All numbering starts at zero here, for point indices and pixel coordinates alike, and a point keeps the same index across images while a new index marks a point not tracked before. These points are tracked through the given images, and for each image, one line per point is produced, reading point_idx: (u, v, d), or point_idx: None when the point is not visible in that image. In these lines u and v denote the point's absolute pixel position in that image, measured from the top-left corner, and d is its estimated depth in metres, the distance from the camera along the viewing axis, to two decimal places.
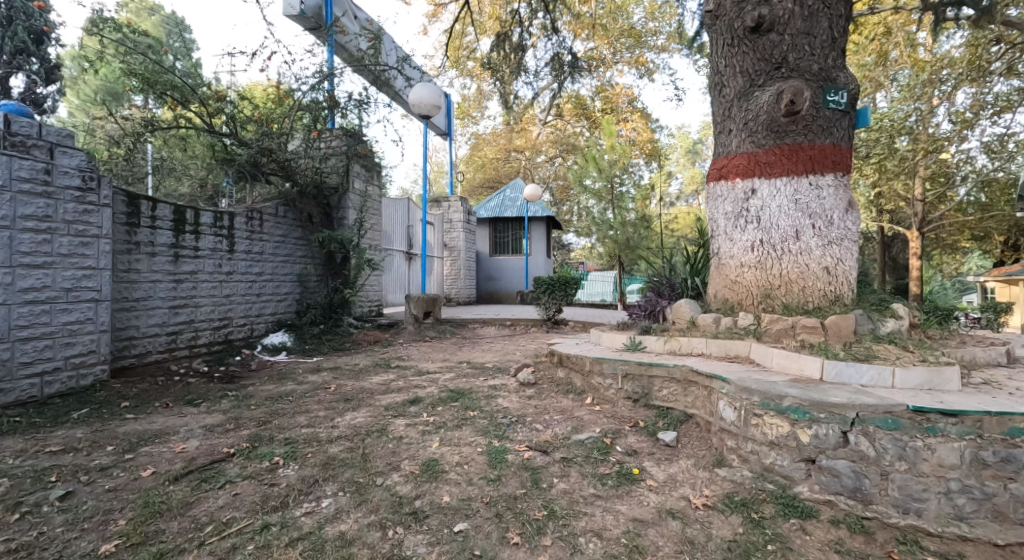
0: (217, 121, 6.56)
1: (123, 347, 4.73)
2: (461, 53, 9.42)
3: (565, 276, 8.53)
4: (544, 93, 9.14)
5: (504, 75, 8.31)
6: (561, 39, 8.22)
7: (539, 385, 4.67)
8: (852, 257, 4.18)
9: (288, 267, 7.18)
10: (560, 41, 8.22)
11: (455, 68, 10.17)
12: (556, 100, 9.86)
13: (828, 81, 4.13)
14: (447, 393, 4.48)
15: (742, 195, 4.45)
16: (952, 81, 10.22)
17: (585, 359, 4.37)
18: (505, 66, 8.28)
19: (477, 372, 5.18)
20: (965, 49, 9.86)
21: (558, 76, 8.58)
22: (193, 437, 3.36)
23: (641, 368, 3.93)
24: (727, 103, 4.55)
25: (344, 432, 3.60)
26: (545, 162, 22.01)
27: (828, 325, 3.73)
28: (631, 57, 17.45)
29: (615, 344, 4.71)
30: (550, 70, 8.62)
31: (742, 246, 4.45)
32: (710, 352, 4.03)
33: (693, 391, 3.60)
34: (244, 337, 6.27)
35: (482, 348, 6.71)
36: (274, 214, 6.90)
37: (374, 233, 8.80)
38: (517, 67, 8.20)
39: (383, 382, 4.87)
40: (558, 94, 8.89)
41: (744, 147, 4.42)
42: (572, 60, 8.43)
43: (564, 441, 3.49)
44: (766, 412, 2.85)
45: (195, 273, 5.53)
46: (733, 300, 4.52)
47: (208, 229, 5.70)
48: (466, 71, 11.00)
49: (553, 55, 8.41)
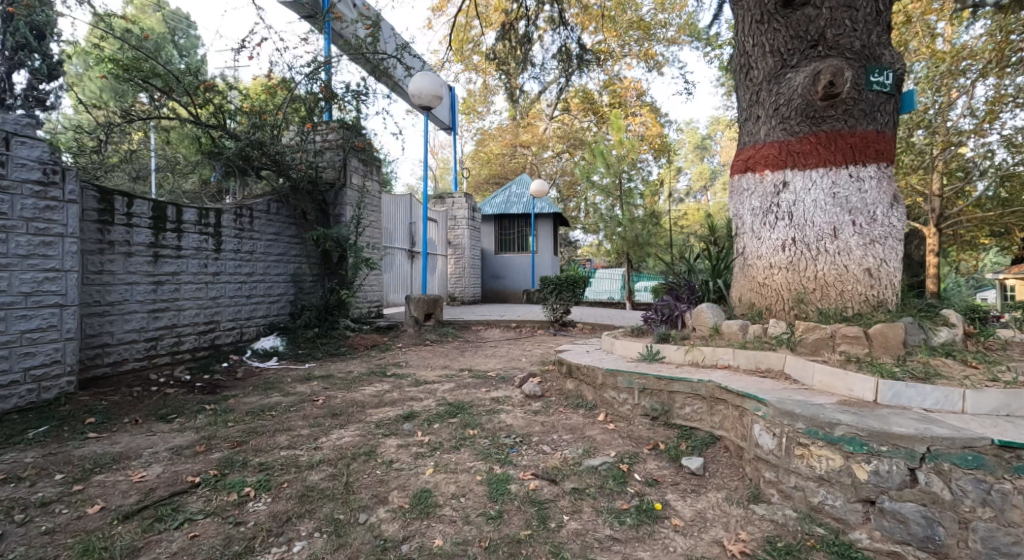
0: (206, 114, 6.17)
1: (96, 355, 4.36)
2: (464, 45, 9.02)
3: (573, 276, 8.14)
4: (551, 86, 8.73)
5: (507, 67, 7.91)
6: (569, 31, 7.78)
7: (546, 398, 4.26)
8: (896, 257, 3.74)
9: (281, 267, 6.81)
10: (567, 33, 7.79)
11: (460, 61, 9.79)
12: (564, 94, 9.45)
13: (871, 60, 3.69)
14: (445, 407, 4.09)
15: (771, 189, 4.02)
16: (975, 73, 9.76)
17: (597, 372, 3.96)
18: (511, 60, 7.88)
19: (479, 382, 4.79)
20: (988, 38, 9.40)
21: (565, 69, 8.18)
22: (156, 462, 2.99)
23: (660, 382, 3.52)
24: (754, 87, 4.12)
25: (327, 455, 3.22)
26: (551, 158, 21.56)
27: (872, 335, 3.30)
28: (640, 50, 17.05)
29: (630, 354, 4.28)
30: (557, 63, 8.19)
31: (771, 245, 4.03)
32: (737, 364, 3.61)
33: (720, 410, 3.19)
34: (233, 341, 5.92)
35: (485, 353, 6.31)
36: (266, 211, 6.53)
37: (372, 231, 8.39)
38: (524, 60, 7.81)
39: (376, 393, 4.48)
40: (565, 88, 8.47)
41: (774, 135, 3.99)
42: (580, 53, 8.00)
43: (575, 468, 3.08)
44: (814, 442, 2.44)
45: (176, 274, 5.15)
46: (761, 305, 4.10)
47: (192, 227, 5.33)
48: (472, 65, 10.62)
49: (561, 48, 7.99)
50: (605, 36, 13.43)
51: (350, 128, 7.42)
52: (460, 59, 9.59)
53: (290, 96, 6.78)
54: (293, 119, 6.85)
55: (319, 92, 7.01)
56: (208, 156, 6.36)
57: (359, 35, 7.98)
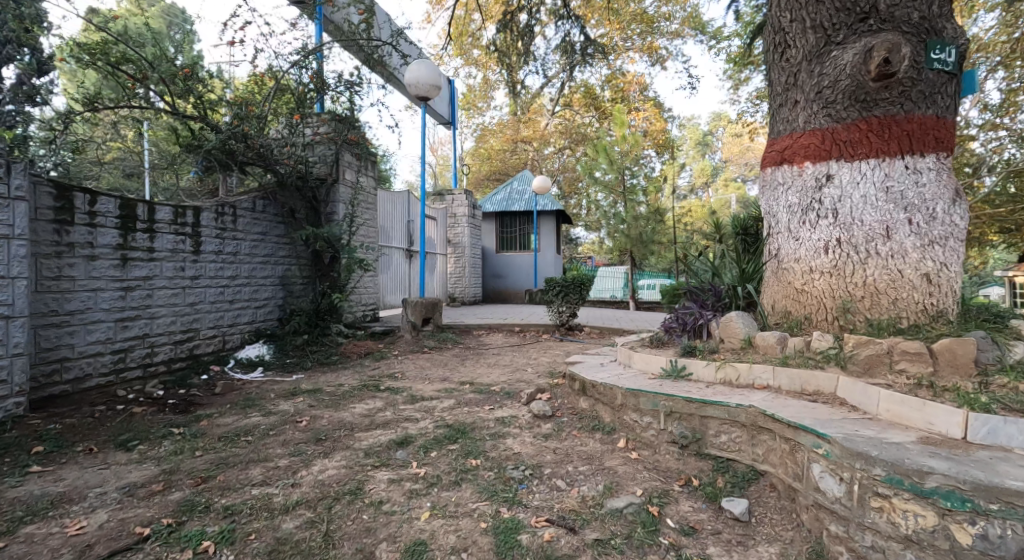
0: (185, 105, 5.71)
1: (53, 371, 3.91)
2: (465, 40, 8.56)
3: (580, 277, 7.67)
4: (553, 81, 8.27)
5: (506, 60, 7.43)
6: (572, 22, 7.27)
7: (557, 418, 3.81)
8: (957, 260, 3.28)
9: (269, 269, 6.35)
10: (569, 27, 7.30)
11: (459, 54, 9.30)
12: (567, 89, 8.97)
13: (932, 34, 3.23)
14: (444, 430, 3.63)
15: (812, 183, 3.57)
16: (986, 66, 9.31)
17: (616, 392, 3.50)
18: (512, 52, 7.39)
19: (482, 399, 4.31)
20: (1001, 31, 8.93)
21: (569, 63, 7.69)
22: (101, 506, 2.54)
23: (691, 406, 3.07)
24: (792, 68, 3.66)
25: (306, 495, 2.76)
26: (553, 155, 21.08)
27: (938, 352, 2.83)
28: (642, 44, 16.51)
29: (651, 369, 3.81)
30: (558, 58, 7.72)
31: (812, 246, 3.58)
32: (778, 384, 3.14)
33: (765, 441, 2.74)
34: (214, 350, 5.45)
35: (487, 362, 5.85)
36: (251, 209, 6.06)
37: (366, 230, 7.90)
38: (525, 53, 7.32)
39: (367, 413, 4.01)
40: (568, 83, 8.00)
41: (815, 122, 3.53)
42: (583, 48, 7.52)
43: (596, 511, 2.62)
44: (898, 493, 1.99)
45: (149, 278, 4.68)
46: (799, 314, 3.65)
47: (166, 227, 4.86)
48: (472, 58, 10.12)
49: (561, 42, 7.51)
50: (608, 30, 12.90)
51: (343, 120, 6.99)
52: (459, 53, 9.13)
53: (277, 85, 6.34)
54: (279, 111, 6.44)
55: (309, 81, 6.62)
56: (186, 150, 5.85)
57: (351, 21, 7.46)
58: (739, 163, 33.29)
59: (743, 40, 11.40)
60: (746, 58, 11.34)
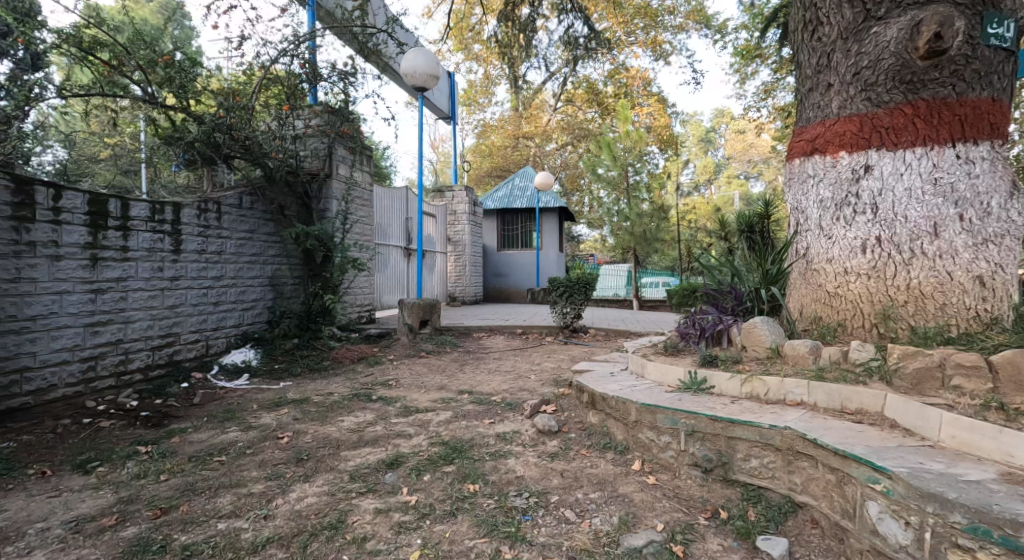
0: (166, 95, 5.38)
1: (12, 382, 3.57)
2: (465, 33, 8.21)
3: (585, 277, 7.32)
4: (556, 76, 7.91)
5: (506, 53, 7.07)
6: (575, 16, 6.89)
7: (565, 434, 3.47)
8: (1013, 261, 2.92)
9: (257, 269, 6.01)
10: (571, 21, 6.93)
11: (459, 48, 8.95)
12: (571, 84, 8.59)
13: (988, 6, 2.89)
14: (439, 449, 3.30)
15: (848, 175, 3.23)
16: None
17: (630, 407, 3.15)
18: (513, 48, 7.04)
19: (482, 411, 3.97)
20: None
21: (570, 60, 7.31)
22: (41, 547, 2.22)
23: (716, 426, 2.73)
24: (826, 47, 3.31)
25: (280, 529, 2.42)
26: (555, 151, 20.72)
27: (999, 365, 2.47)
28: (646, 38, 16.11)
29: (668, 381, 3.45)
30: (561, 52, 7.37)
31: (847, 245, 3.23)
32: (813, 400, 2.79)
33: (804, 470, 2.40)
34: (196, 356, 5.12)
35: (487, 368, 5.50)
36: (237, 206, 5.72)
37: (361, 228, 7.54)
38: (527, 48, 6.96)
39: (356, 427, 3.66)
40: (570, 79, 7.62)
41: (851, 107, 3.19)
42: (587, 41, 7.16)
43: (611, 551, 2.30)
44: (984, 547, 1.66)
45: (122, 280, 4.34)
46: (831, 321, 3.30)
47: (143, 224, 4.53)
48: (472, 53, 9.77)
49: (563, 36, 7.13)
50: (612, 23, 12.51)
51: (336, 112, 6.66)
52: (459, 47, 8.79)
53: (265, 75, 6.01)
54: (267, 103, 6.12)
55: (300, 71, 6.28)
56: (166, 143, 5.49)
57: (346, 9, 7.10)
58: (741, 161, 32.89)
59: (751, 32, 11.02)
60: (753, 51, 10.97)
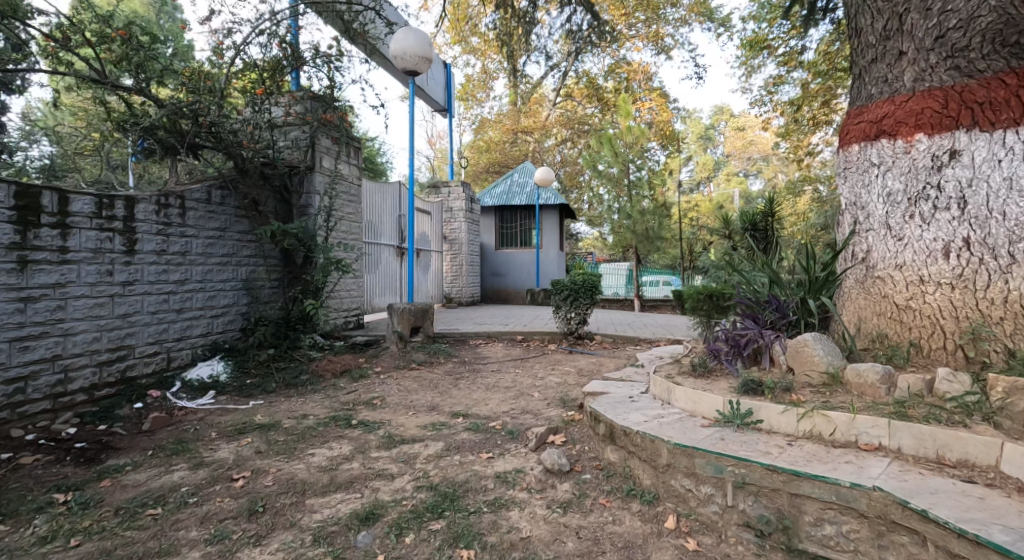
0: (122, 75, 4.76)
1: None
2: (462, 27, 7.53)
3: (590, 279, 6.72)
4: (556, 69, 7.27)
5: (501, 43, 6.46)
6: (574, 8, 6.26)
7: (579, 476, 2.88)
8: None
9: (229, 271, 5.40)
10: (572, 11, 6.30)
11: (454, 41, 8.29)
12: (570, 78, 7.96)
13: None
14: (427, 496, 2.71)
15: (927, 163, 2.68)
16: None
17: (660, 447, 2.58)
18: (511, 44, 6.39)
19: (479, 442, 3.38)
20: None
21: (571, 52, 6.70)
22: None
23: (776, 479, 2.15)
24: (896, 7, 2.78)
25: None
26: (554, 147, 20.17)
27: None
28: (648, 31, 15.50)
29: (702, 411, 2.87)
30: (559, 44, 6.72)
31: (924, 248, 2.68)
32: (897, 445, 2.21)
33: (906, 549, 1.85)
34: (156, 370, 4.53)
35: (484, 384, 4.89)
36: (206, 201, 5.11)
37: (347, 225, 6.93)
38: (525, 43, 6.33)
39: (328, 464, 3.07)
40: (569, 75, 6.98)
41: (929, 80, 2.68)
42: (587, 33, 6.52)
43: None
44: None
45: (61, 286, 3.77)
46: (903, 340, 2.73)
47: (87, 222, 3.95)
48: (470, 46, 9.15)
49: (562, 27, 6.51)
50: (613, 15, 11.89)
51: (319, 98, 6.08)
52: (455, 39, 8.15)
53: (237, 55, 5.40)
54: (241, 86, 5.52)
55: (278, 53, 5.67)
56: (121, 129, 4.85)
57: None
58: (740, 158, 32.44)
59: (759, 23, 10.39)
60: (761, 43, 10.34)
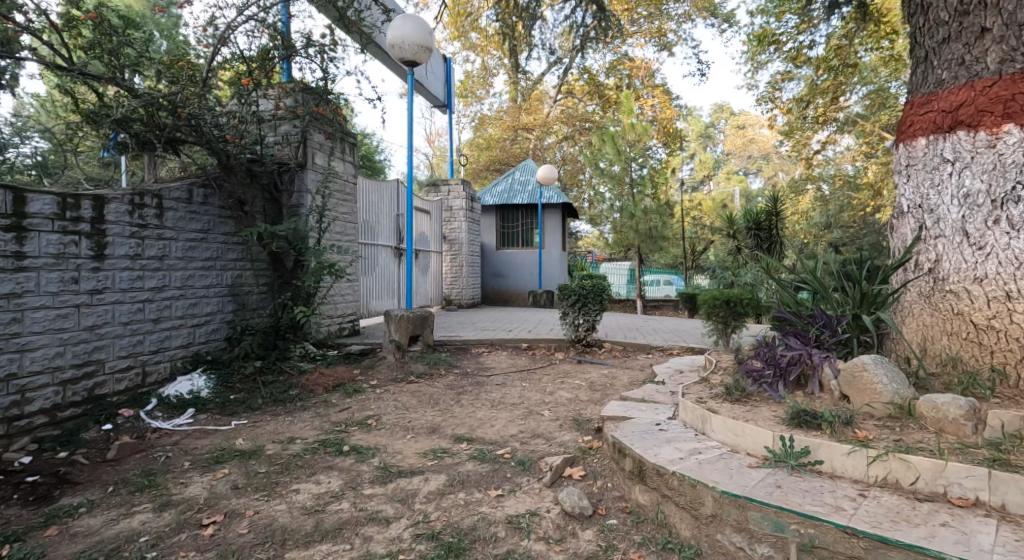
0: (90, 62, 4.36)
1: None
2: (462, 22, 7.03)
3: (600, 283, 6.31)
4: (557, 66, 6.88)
5: (502, 38, 6.04)
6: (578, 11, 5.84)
7: (605, 522, 2.48)
8: None
9: (212, 276, 5.00)
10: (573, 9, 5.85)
11: (454, 37, 7.84)
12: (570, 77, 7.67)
13: None
14: (428, 548, 2.32)
15: (1015, 159, 2.51)
16: None
17: (703, 494, 2.19)
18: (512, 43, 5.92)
19: (486, 474, 2.99)
20: None
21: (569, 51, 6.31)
22: None
23: (857, 545, 1.79)
24: None
25: None
26: (555, 145, 19.77)
27: None
28: (649, 28, 15.10)
29: (746, 447, 2.47)
30: (560, 40, 6.35)
31: (1011, 258, 2.47)
32: (1000, 502, 1.85)
33: None
34: (130, 387, 4.13)
35: (488, 400, 4.48)
36: (188, 200, 4.71)
37: (342, 226, 6.52)
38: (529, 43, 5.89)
39: (314, 504, 2.68)
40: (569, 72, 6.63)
41: (1018, 61, 2.53)
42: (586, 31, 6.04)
43: None
44: None
45: (16, 296, 3.38)
46: (983, 369, 2.44)
47: (48, 223, 3.56)
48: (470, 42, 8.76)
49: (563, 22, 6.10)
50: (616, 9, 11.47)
51: (310, 90, 5.63)
52: (455, 35, 7.70)
53: (223, 43, 4.98)
54: (227, 77, 5.11)
55: (268, 41, 5.24)
56: (92, 121, 4.46)
57: None
58: (742, 156, 32.13)
59: (767, 17, 10.00)
60: (768, 37, 9.93)
